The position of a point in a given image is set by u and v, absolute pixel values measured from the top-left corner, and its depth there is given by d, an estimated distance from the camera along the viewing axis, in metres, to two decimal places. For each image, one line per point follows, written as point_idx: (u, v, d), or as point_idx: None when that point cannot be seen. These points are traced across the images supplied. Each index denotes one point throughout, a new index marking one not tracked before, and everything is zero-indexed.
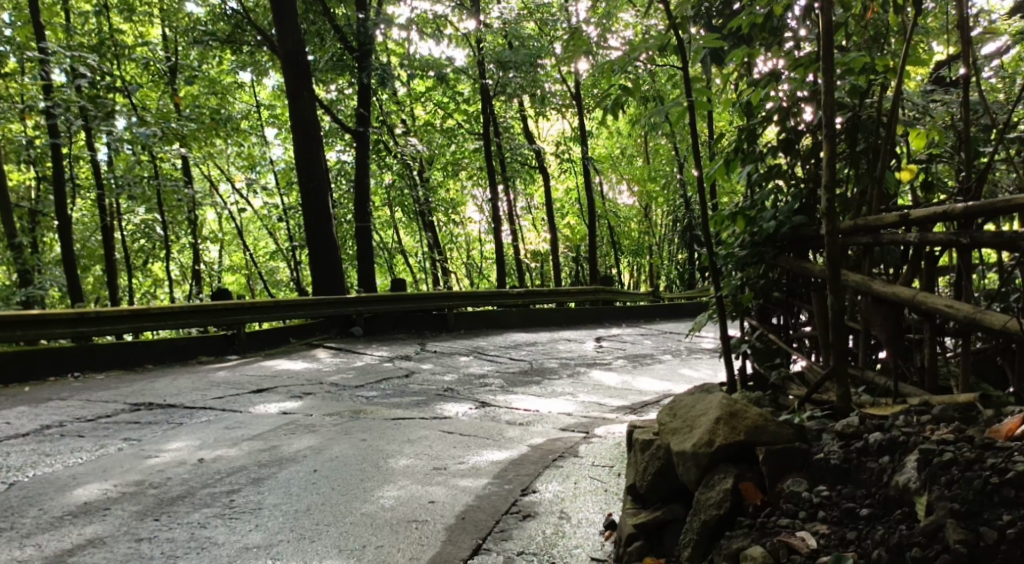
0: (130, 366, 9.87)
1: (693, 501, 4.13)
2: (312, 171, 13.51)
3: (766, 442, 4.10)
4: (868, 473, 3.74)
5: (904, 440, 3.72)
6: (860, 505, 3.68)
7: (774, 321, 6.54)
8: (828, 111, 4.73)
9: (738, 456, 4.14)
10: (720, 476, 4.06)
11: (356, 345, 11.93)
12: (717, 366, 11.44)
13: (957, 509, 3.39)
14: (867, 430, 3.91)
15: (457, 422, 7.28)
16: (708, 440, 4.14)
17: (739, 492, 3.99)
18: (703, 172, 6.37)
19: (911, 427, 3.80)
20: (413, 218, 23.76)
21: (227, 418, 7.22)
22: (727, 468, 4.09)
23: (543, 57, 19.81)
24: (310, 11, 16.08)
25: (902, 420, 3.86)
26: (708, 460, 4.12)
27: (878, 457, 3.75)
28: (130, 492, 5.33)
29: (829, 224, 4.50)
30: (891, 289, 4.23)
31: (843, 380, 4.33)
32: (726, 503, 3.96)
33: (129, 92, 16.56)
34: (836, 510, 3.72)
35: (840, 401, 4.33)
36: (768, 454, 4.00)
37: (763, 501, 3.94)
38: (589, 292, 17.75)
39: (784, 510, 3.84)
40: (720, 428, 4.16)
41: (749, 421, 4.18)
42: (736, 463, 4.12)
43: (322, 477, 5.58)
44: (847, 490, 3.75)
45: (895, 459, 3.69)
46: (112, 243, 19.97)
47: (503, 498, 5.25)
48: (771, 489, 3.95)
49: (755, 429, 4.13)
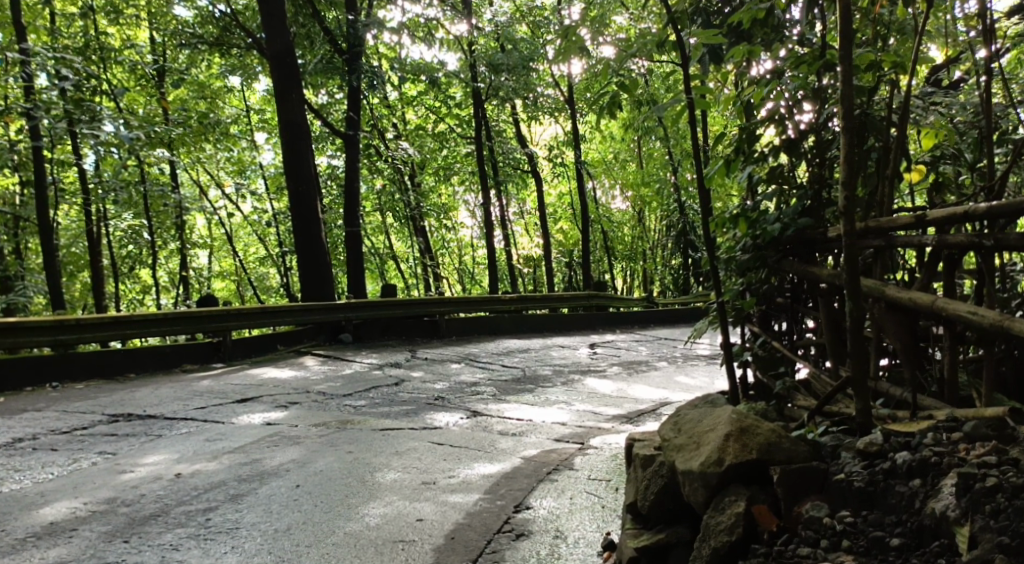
0: (110, 375, 9.55)
1: (701, 525, 3.88)
2: (300, 174, 13.21)
3: (781, 461, 3.83)
4: (896, 497, 3.45)
5: (937, 461, 3.44)
6: (889, 534, 3.38)
7: (775, 328, 6.30)
8: (847, 102, 4.31)
9: (749, 475, 3.89)
10: (731, 499, 3.81)
11: (345, 353, 11.66)
12: (714, 373, 11.20)
13: (1008, 543, 3.08)
14: (892, 450, 3.63)
15: (447, 433, 7.02)
16: (718, 459, 3.89)
17: (752, 516, 3.72)
18: (702, 173, 6.13)
19: (942, 447, 3.52)
20: (404, 223, 23.44)
21: (209, 429, 6.94)
22: (738, 489, 3.83)
23: (536, 60, 19.56)
24: (299, 14, 15.81)
25: (932, 438, 3.58)
26: (717, 481, 3.86)
27: (909, 481, 3.46)
28: (100, 511, 5.04)
29: (844, 224, 4.21)
30: (908, 295, 3.99)
31: (861, 393, 4.05)
32: (738, 528, 3.70)
33: (115, 95, 16.24)
34: (862, 539, 3.43)
35: (860, 415, 4.06)
36: (784, 475, 3.72)
37: (780, 527, 3.67)
38: (582, 298, 17.50)
39: (803, 538, 3.55)
40: (730, 445, 3.91)
41: (761, 438, 3.92)
42: (747, 484, 3.86)
43: (304, 493, 5.31)
44: (873, 516, 3.46)
45: (927, 483, 3.41)
46: (98, 248, 19.65)
47: (496, 515, 4.98)
48: (788, 514, 3.67)
49: (768, 447, 3.88)
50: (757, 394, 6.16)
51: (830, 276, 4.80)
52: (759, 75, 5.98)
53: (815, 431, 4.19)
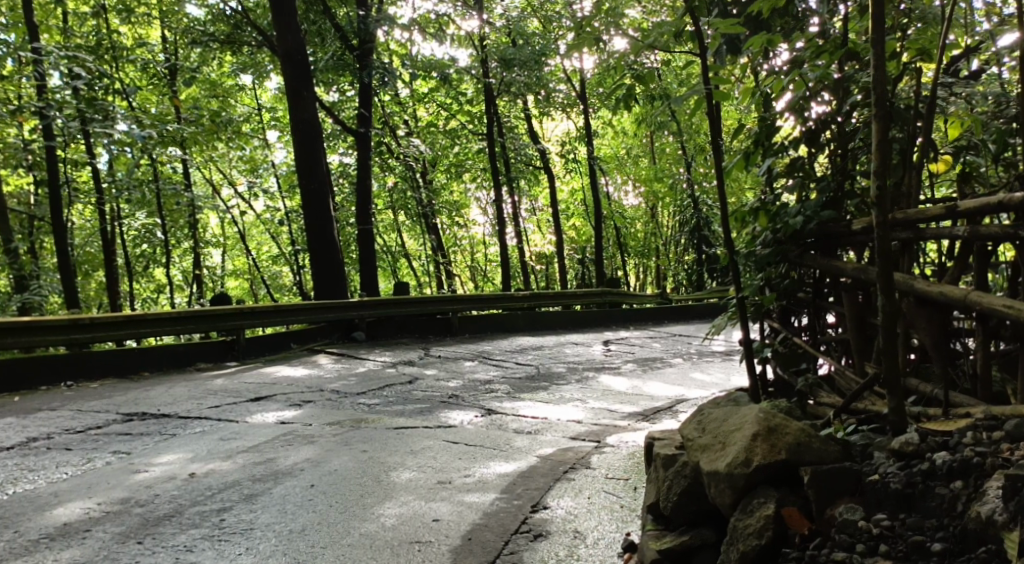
0: (124, 373, 9.50)
1: (728, 529, 3.79)
2: (312, 172, 13.13)
3: (811, 462, 3.74)
4: (936, 500, 3.32)
5: (980, 462, 3.29)
6: (930, 539, 3.26)
7: (797, 323, 6.15)
8: (881, 89, 4.13)
9: (778, 476, 3.79)
10: (760, 501, 3.71)
11: (359, 351, 11.59)
12: (730, 370, 11.07)
13: None
14: (929, 450, 3.49)
15: (462, 431, 6.93)
16: (745, 460, 3.80)
17: (782, 519, 3.63)
18: (720, 166, 5.99)
19: (984, 446, 3.38)
20: (417, 220, 23.39)
21: (223, 427, 6.88)
22: (767, 491, 3.74)
23: (549, 56, 19.43)
24: (310, 10, 15.65)
25: (971, 438, 3.43)
26: (745, 482, 3.77)
27: (949, 483, 3.32)
28: (114, 511, 4.97)
29: (877, 215, 4.08)
30: (939, 289, 3.91)
31: (894, 390, 3.92)
32: (768, 532, 3.61)
33: (127, 93, 16.16)
34: (901, 543, 3.31)
35: (894, 414, 3.94)
36: (815, 475, 3.62)
37: (811, 531, 3.57)
38: (595, 295, 17.38)
39: (837, 542, 3.44)
40: (758, 446, 3.81)
41: (789, 438, 3.83)
42: (776, 486, 3.77)
43: (319, 493, 5.23)
44: (911, 519, 3.34)
45: (970, 485, 3.27)
46: (112, 248, 19.66)
47: (513, 515, 4.88)
48: (820, 517, 3.58)
49: (797, 448, 3.79)
50: (777, 391, 6.09)
51: (856, 270, 4.71)
52: (778, 66, 5.88)
53: (845, 432, 4.10)
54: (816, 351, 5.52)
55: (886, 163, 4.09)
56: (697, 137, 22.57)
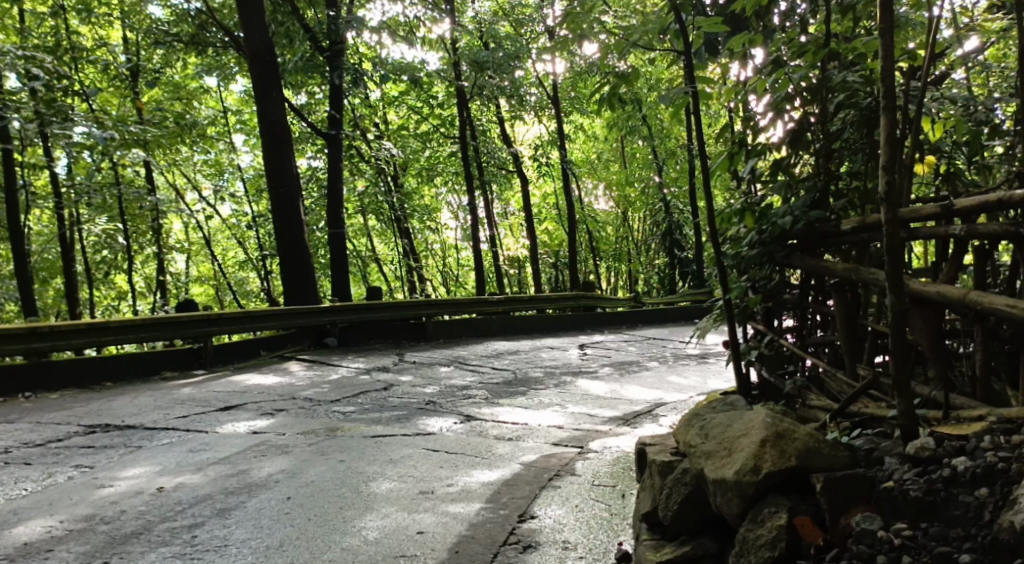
0: (86, 383, 9.22)
1: (736, 539, 3.68)
2: (282, 176, 12.89)
3: (822, 468, 3.67)
4: (961, 508, 3.23)
5: (1004, 468, 3.21)
6: (956, 549, 3.16)
7: (778, 325, 6.05)
8: (888, 79, 3.90)
9: (788, 484, 3.69)
10: (771, 510, 3.60)
11: (331, 357, 11.37)
12: (706, 373, 11.00)
13: None
14: (946, 456, 3.42)
15: (442, 439, 6.77)
16: (754, 467, 3.70)
17: (794, 529, 3.52)
18: (705, 165, 5.87)
19: (1005, 451, 3.30)
20: (388, 225, 23.10)
21: (192, 438, 6.65)
22: (777, 499, 3.64)
23: (521, 59, 19.23)
24: (277, 11, 15.17)
25: (989, 442, 3.35)
26: (753, 491, 3.67)
27: (973, 490, 3.23)
28: (78, 529, 4.75)
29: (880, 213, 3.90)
30: (939, 289, 3.80)
31: (903, 393, 3.77)
32: (780, 543, 3.50)
33: (86, 94, 15.69)
34: (925, 555, 3.21)
35: (905, 419, 3.77)
36: (827, 483, 3.53)
37: (826, 541, 3.46)
38: (569, 299, 17.26)
39: (855, 553, 3.34)
40: (767, 452, 3.72)
41: (799, 443, 3.75)
42: (786, 494, 3.67)
43: (297, 506, 5.04)
44: (935, 529, 3.24)
45: (996, 492, 3.18)
46: (71, 254, 19.13)
47: (500, 526, 4.73)
48: (833, 527, 3.47)
49: (807, 453, 3.71)
50: (762, 394, 5.97)
51: (847, 271, 4.61)
52: (758, 66, 5.77)
53: (847, 438, 4.01)
54: (805, 353, 5.41)
55: (894, 158, 3.88)
56: (668, 141, 22.57)
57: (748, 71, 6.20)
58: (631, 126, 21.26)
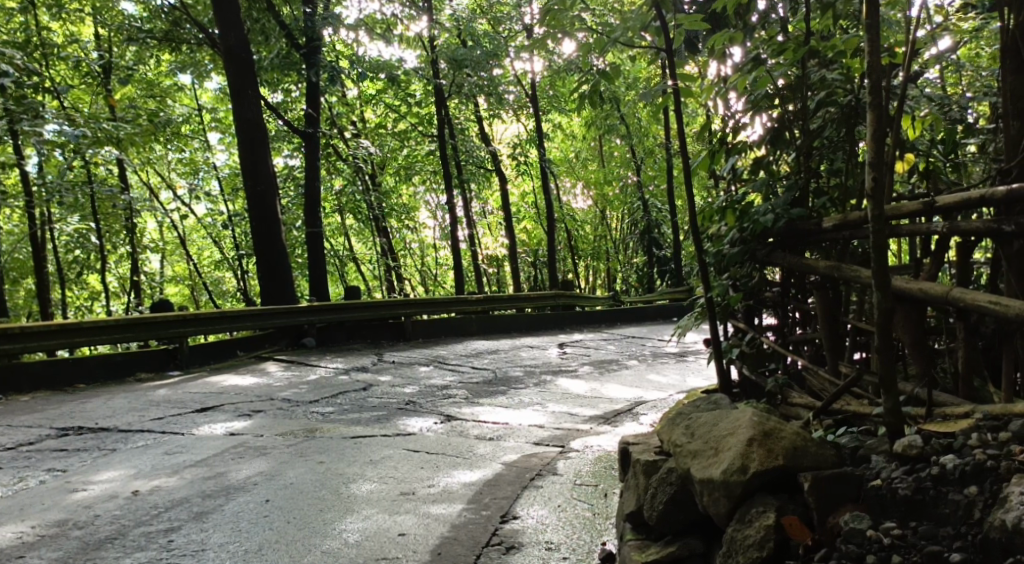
0: (58, 385, 9.09)
1: (724, 540, 3.66)
2: (258, 174, 12.77)
3: (809, 467, 3.66)
4: (950, 507, 3.22)
5: (994, 465, 3.20)
6: (947, 548, 3.16)
7: (758, 323, 6.06)
8: (875, 75, 3.87)
9: (776, 483, 3.68)
10: (759, 510, 3.59)
11: (309, 358, 11.26)
12: (685, 371, 11.01)
13: None
14: (935, 453, 3.41)
15: (422, 439, 6.71)
16: (741, 466, 3.69)
17: (782, 529, 3.51)
18: (687, 163, 5.85)
19: (993, 448, 3.28)
20: (366, 223, 22.97)
21: (168, 441, 6.56)
22: (765, 499, 3.62)
23: (500, 56, 19.18)
24: (253, 8, 15.02)
25: (977, 439, 3.35)
26: (741, 491, 3.66)
27: (962, 489, 3.23)
28: (50, 535, 4.66)
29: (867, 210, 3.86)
30: (920, 286, 3.79)
31: (889, 390, 3.75)
32: (769, 543, 3.48)
33: (58, 92, 15.47)
34: (915, 553, 3.20)
35: (891, 415, 3.75)
36: (816, 482, 3.51)
37: (814, 541, 3.44)
38: (548, 298, 17.24)
39: (845, 552, 3.32)
40: (754, 451, 3.71)
41: (786, 442, 3.73)
42: (775, 494, 3.65)
43: (276, 508, 4.97)
44: (924, 528, 3.24)
45: (985, 490, 3.17)
46: (42, 254, 18.85)
47: (482, 526, 4.69)
48: (821, 527, 3.45)
49: (795, 452, 3.69)
50: (743, 392, 5.97)
51: (828, 267, 4.60)
52: (736, 64, 5.75)
53: (833, 436, 4.01)
54: (786, 350, 5.42)
55: (881, 155, 3.85)
56: (646, 140, 22.62)
57: (727, 68, 6.17)
58: (609, 124, 21.29)
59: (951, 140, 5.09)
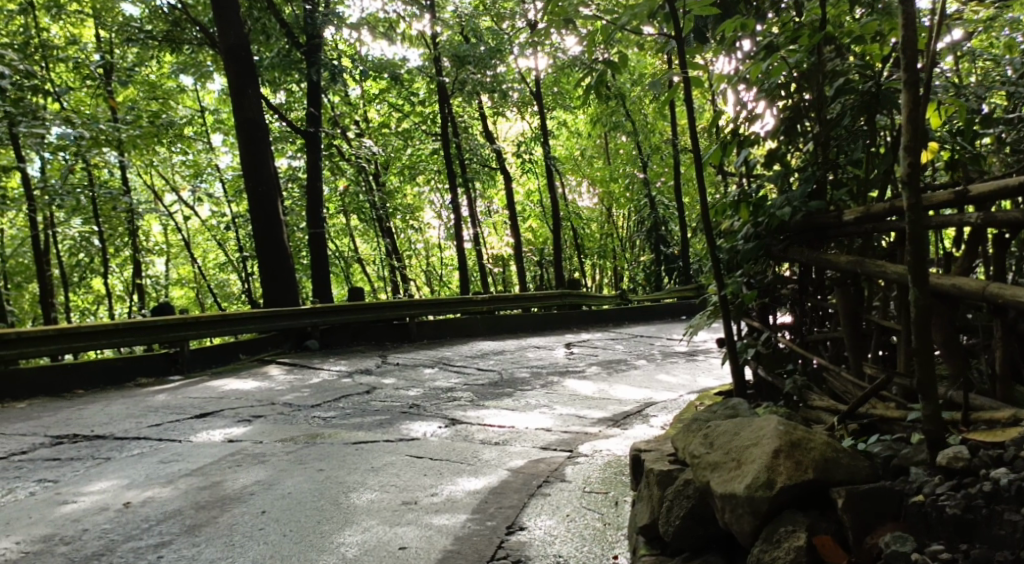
0: (55, 392, 8.87)
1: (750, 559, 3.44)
2: (258, 175, 12.54)
3: (842, 480, 3.44)
4: (1005, 528, 3.01)
5: None
6: None
7: (772, 319, 5.80)
8: (910, 52, 3.60)
9: (805, 498, 3.46)
10: (788, 529, 3.37)
11: (312, 360, 11.04)
12: (695, 371, 10.75)
13: None
14: (984, 467, 3.19)
15: (426, 444, 6.48)
16: (767, 481, 3.47)
17: (815, 549, 3.29)
18: (698, 157, 5.58)
19: None
20: (371, 223, 22.76)
21: (165, 448, 6.34)
22: (795, 516, 3.41)
23: (503, 54, 18.96)
24: (253, 7, 14.93)
25: None
26: (768, 507, 3.44)
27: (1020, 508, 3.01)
28: (34, 551, 4.44)
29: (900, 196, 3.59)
30: (954, 281, 3.55)
31: (929, 395, 3.48)
32: None
33: (58, 94, 15.30)
34: None
35: (931, 423, 3.48)
36: (851, 498, 3.31)
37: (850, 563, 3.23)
38: (555, 297, 16.99)
39: None
40: (781, 464, 3.48)
41: (815, 453, 3.51)
42: (804, 510, 3.44)
43: (272, 521, 4.75)
44: (977, 551, 3.03)
45: None
46: (45, 257, 18.63)
47: (488, 539, 4.46)
48: (858, 547, 3.25)
49: (825, 464, 3.47)
50: (757, 393, 5.75)
51: (851, 263, 4.33)
52: (746, 54, 5.45)
53: (864, 444, 3.79)
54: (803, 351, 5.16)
55: (916, 140, 3.58)
56: (651, 136, 22.42)
57: (736, 58, 5.90)
58: (614, 121, 21.05)
59: (971, 129, 4.84)
